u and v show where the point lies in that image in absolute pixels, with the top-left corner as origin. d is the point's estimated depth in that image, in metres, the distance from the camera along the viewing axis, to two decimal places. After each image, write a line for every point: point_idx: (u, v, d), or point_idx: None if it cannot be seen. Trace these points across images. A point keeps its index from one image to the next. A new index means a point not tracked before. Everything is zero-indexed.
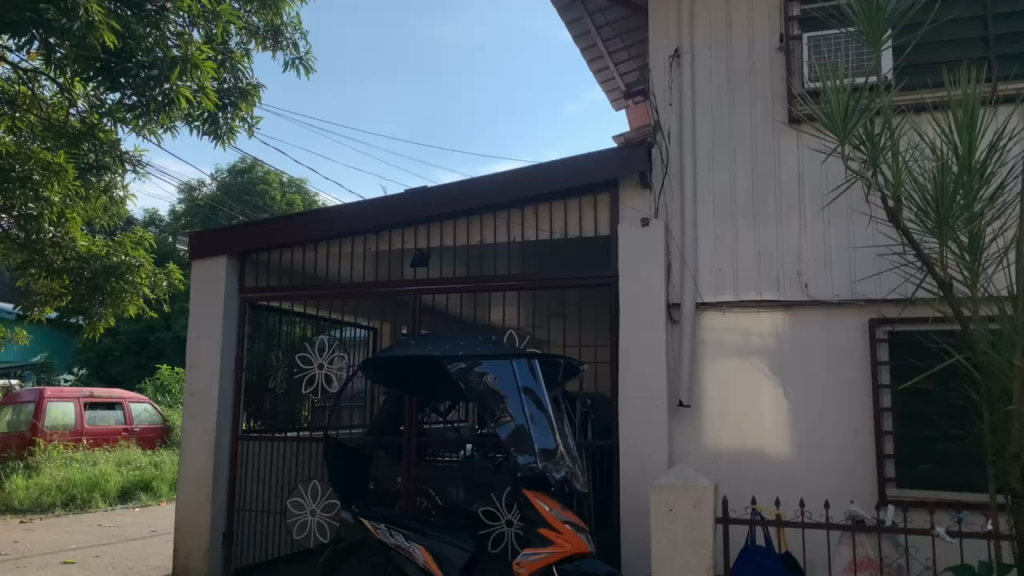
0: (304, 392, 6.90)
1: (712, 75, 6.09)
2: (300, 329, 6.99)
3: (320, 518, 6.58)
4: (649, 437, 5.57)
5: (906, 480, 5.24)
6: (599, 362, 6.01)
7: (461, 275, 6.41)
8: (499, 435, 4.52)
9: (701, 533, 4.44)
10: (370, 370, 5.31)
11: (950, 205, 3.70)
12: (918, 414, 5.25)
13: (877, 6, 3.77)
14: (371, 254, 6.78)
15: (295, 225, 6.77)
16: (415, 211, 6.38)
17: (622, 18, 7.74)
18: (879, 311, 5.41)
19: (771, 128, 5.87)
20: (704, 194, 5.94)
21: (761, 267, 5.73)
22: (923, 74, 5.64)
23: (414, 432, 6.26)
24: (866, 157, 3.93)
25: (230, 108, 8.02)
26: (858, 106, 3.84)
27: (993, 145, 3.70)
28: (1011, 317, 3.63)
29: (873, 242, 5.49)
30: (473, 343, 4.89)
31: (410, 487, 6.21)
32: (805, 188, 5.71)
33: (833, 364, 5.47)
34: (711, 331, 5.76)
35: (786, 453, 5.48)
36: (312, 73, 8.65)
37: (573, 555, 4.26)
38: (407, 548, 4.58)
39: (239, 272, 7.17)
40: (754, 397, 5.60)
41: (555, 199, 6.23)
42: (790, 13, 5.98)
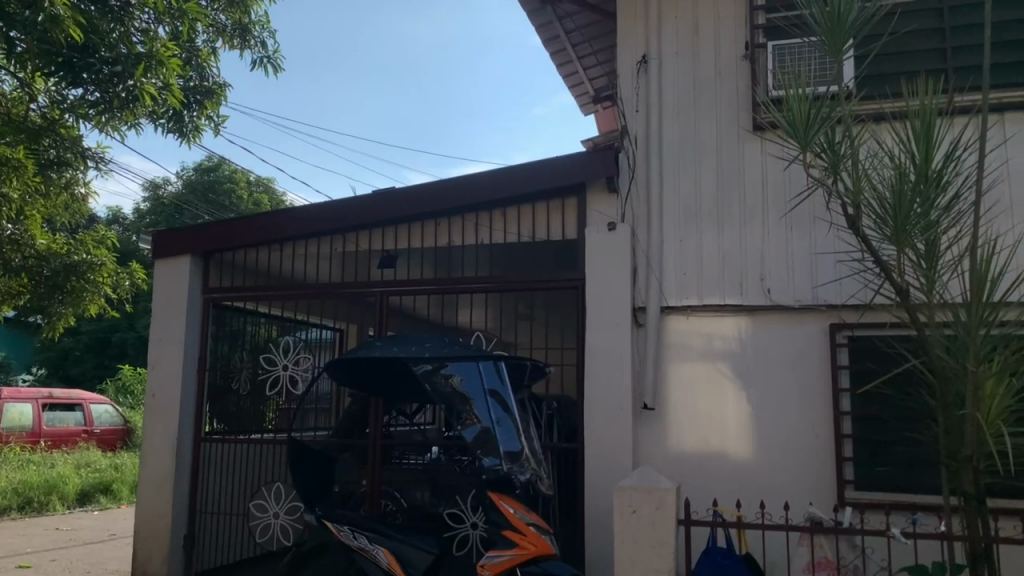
0: (268, 394, 6.84)
1: (679, 81, 6.16)
2: (265, 329, 6.91)
3: (284, 520, 6.58)
4: (614, 439, 5.62)
5: (863, 482, 5.34)
6: (565, 364, 6.04)
7: (429, 277, 6.39)
8: (464, 437, 4.52)
9: (663, 535, 4.48)
10: (334, 371, 5.28)
11: (908, 212, 3.80)
12: (875, 417, 5.37)
13: (840, 16, 3.94)
14: (338, 255, 6.74)
15: (261, 224, 6.71)
16: (383, 213, 6.36)
17: (591, 23, 7.80)
18: (839, 316, 5.51)
19: (736, 135, 5.95)
20: (670, 199, 6.00)
21: (725, 271, 5.80)
22: (883, 83, 5.75)
23: (379, 435, 6.22)
24: (827, 164, 4.04)
25: (196, 106, 7.93)
26: (820, 114, 3.96)
27: (950, 155, 3.81)
28: (965, 323, 3.74)
29: (834, 248, 5.59)
30: (440, 345, 4.86)
31: (374, 490, 6.15)
32: (768, 194, 5.80)
33: (794, 367, 5.56)
34: (676, 334, 5.82)
35: (748, 455, 5.56)
36: (280, 73, 8.59)
37: (537, 557, 4.26)
38: (370, 550, 4.57)
39: (203, 272, 7.07)
40: (718, 400, 5.66)
41: (523, 202, 6.26)
42: (755, 21, 6.08)
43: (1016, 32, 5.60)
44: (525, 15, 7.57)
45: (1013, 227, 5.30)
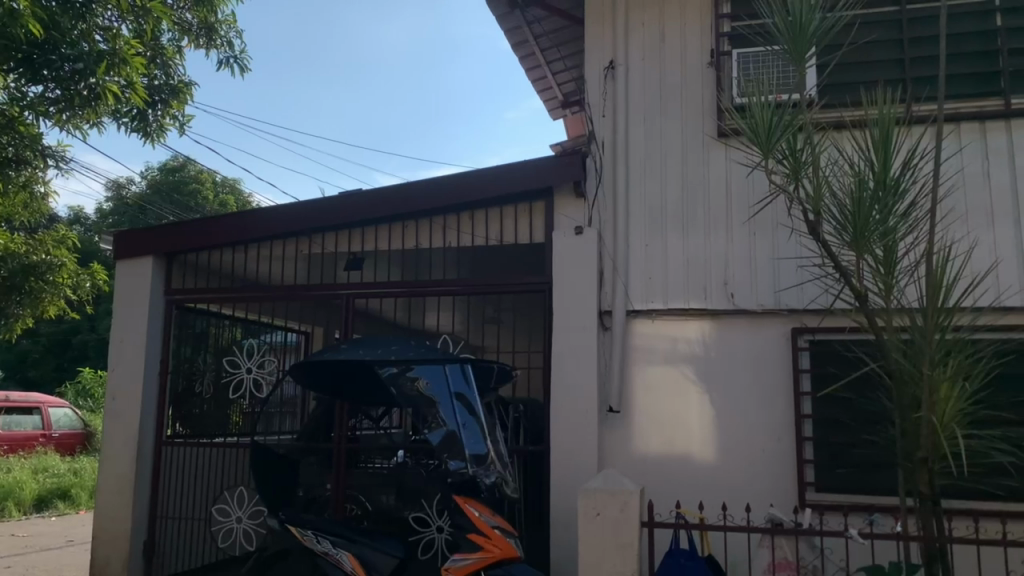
0: (232, 398, 6.79)
1: (646, 87, 6.22)
2: (230, 333, 6.89)
3: (246, 525, 6.55)
4: (580, 441, 5.64)
5: (823, 484, 5.43)
6: (531, 367, 6.06)
7: (396, 281, 6.37)
8: (430, 441, 4.54)
9: (627, 537, 4.51)
10: (298, 374, 5.24)
11: (867, 218, 3.89)
12: (835, 420, 5.46)
13: (800, 25, 4.07)
14: (304, 256, 6.68)
15: (225, 225, 6.63)
16: (349, 215, 6.33)
17: (559, 28, 7.84)
18: (800, 320, 5.60)
19: (701, 141, 6.02)
20: (636, 203, 6.06)
21: (690, 275, 5.86)
22: (843, 92, 5.86)
23: (343, 440, 6.20)
24: (788, 171, 4.12)
25: (160, 105, 7.83)
26: (781, 121, 4.06)
27: (907, 164, 3.90)
28: (922, 327, 3.82)
29: (796, 253, 5.68)
30: (405, 348, 4.84)
31: (339, 494, 6.14)
32: (732, 199, 5.88)
33: (757, 370, 5.63)
34: (641, 337, 5.87)
35: (711, 457, 5.62)
36: (246, 73, 8.52)
37: (502, 559, 4.26)
38: (335, 555, 4.54)
39: (165, 272, 6.96)
40: (682, 403, 5.72)
41: (491, 205, 6.26)
42: (720, 29, 6.17)
43: (970, 45, 5.74)
44: (494, 19, 7.57)
45: (967, 234, 5.43)
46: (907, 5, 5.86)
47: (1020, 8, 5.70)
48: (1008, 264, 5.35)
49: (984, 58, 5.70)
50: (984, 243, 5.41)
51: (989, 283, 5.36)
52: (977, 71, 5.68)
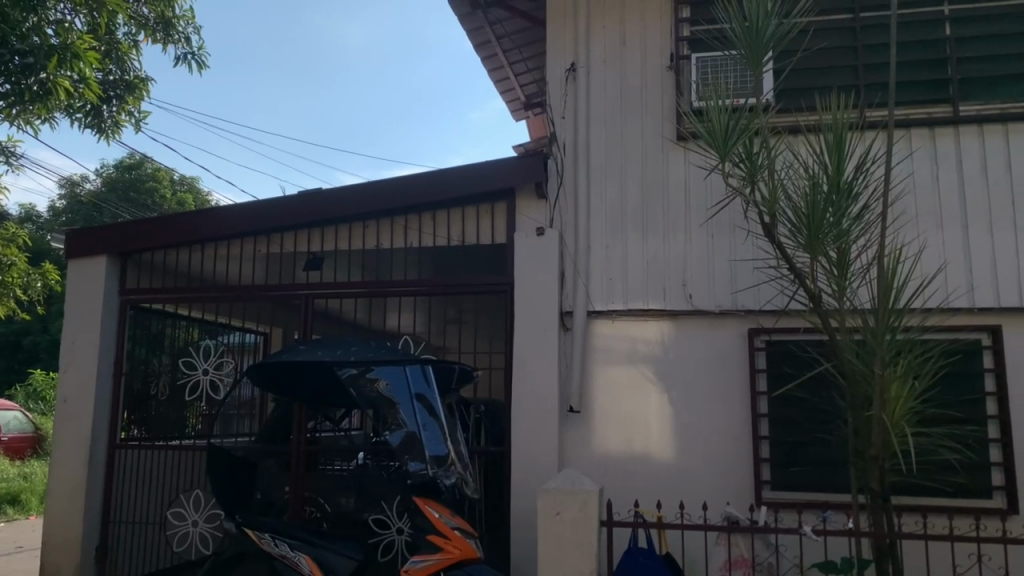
0: (188, 399, 6.69)
1: (607, 90, 6.26)
2: (186, 333, 6.75)
3: (203, 529, 6.35)
4: (540, 442, 5.66)
5: (778, 482, 5.52)
6: (493, 368, 6.04)
7: (357, 281, 6.33)
8: (390, 443, 4.48)
9: (585, 536, 4.54)
10: (256, 376, 5.19)
11: (821, 221, 3.98)
12: (790, 420, 5.55)
13: (757, 30, 4.18)
14: (263, 256, 6.60)
15: (182, 224, 6.51)
16: (309, 215, 6.27)
17: (521, 30, 7.87)
18: (757, 321, 5.69)
19: (660, 144, 6.08)
20: (597, 205, 6.11)
21: (650, 277, 5.91)
22: (798, 97, 5.97)
23: (302, 441, 6.24)
24: (745, 174, 4.20)
25: (115, 100, 7.69)
26: (738, 125, 4.14)
27: (860, 167, 4.00)
28: (873, 328, 3.90)
29: (752, 255, 5.77)
30: (366, 349, 4.82)
31: (298, 496, 6.12)
32: (690, 201, 5.95)
33: (715, 371, 5.71)
34: (601, 338, 5.92)
35: (669, 456, 5.68)
36: (205, 69, 8.39)
37: (462, 560, 4.25)
38: (293, 558, 4.50)
39: (120, 272, 6.82)
40: (642, 402, 5.77)
41: (452, 205, 6.26)
42: (680, 33, 6.24)
43: (921, 53, 5.88)
44: (456, 19, 7.56)
45: (917, 236, 5.56)
46: (861, 13, 5.98)
47: (968, 18, 5.86)
48: (956, 265, 5.50)
49: (934, 66, 5.85)
50: (933, 246, 5.54)
51: (938, 284, 5.50)
52: (927, 78, 5.82)
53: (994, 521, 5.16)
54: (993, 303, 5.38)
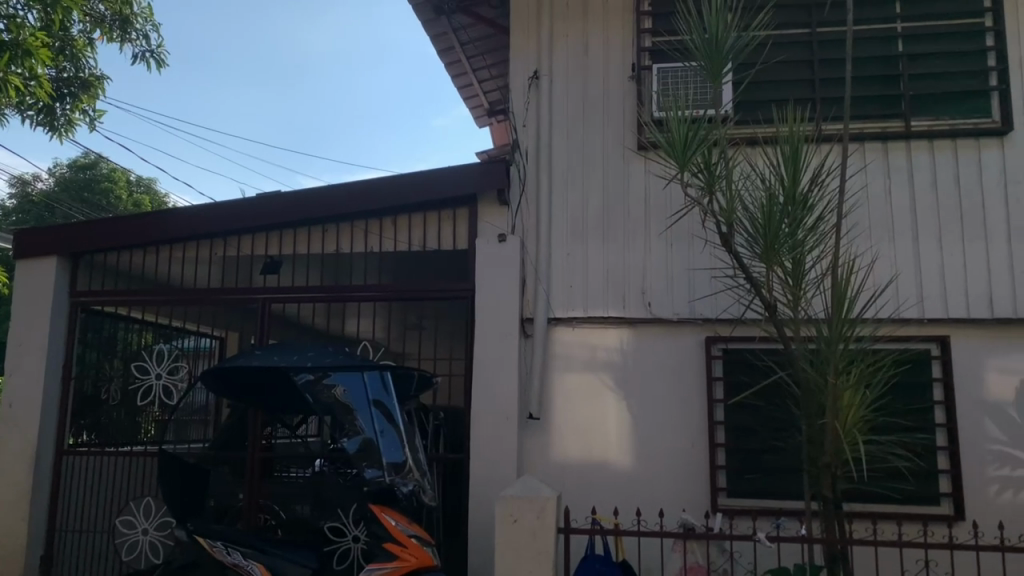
0: (140, 405, 6.51)
1: (569, 98, 6.30)
2: (139, 336, 6.59)
3: (153, 537, 6.17)
4: (499, 448, 5.64)
5: (733, 489, 5.58)
6: (453, 374, 6.02)
7: (316, 284, 6.26)
8: (347, 449, 4.46)
9: (542, 544, 4.53)
10: (210, 381, 5.08)
11: (777, 231, 4.06)
12: (745, 427, 5.61)
13: (717, 43, 4.26)
14: (220, 259, 6.50)
15: (136, 224, 6.38)
16: (267, 218, 6.18)
17: (484, 36, 7.88)
18: (714, 329, 5.76)
19: (621, 153, 6.13)
20: (559, 213, 6.12)
21: (610, 285, 5.95)
22: (756, 109, 6.07)
23: (258, 448, 6.08)
24: (703, 183, 4.27)
25: (69, 99, 7.52)
26: (697, 136, 4.21)
27: (815, 179, 4.09)
28: (827, 337, 3.98)
29: (710, 264, 5.84)
30: (323, 354, 4.76)
31: (252, 504, 5.99)
32: (650, 210, 6.00)
33: (673, 378, 5.76)
34: (561, 344, 5.94)
35: (626, 463, 5.72)
36: (163, 68, 8.26)
37: (419, 568, 4.20)
38: (245, 566, 4.43)
39: (71, 273, 6.65)
40: (601, 410, 5.80)
41: (414, 210, 6.22)
42: (642, 44, 6.28)
43: (874, 68, 6.01)
44: (420, 24, 7.55)
45: (870, 248, 5.69)
46: (818, 28, 6.07)
47: (920, 36, 6.00)
48: (907, 277, 5.62)
49: (887, 82, 5.99)
50: (885, 256, 5.67)
51: (890, 294, 5.62)
52: (880, 93, 5.96)
53: (941, 527, 5.28)
54: (941, 314, 5.52)
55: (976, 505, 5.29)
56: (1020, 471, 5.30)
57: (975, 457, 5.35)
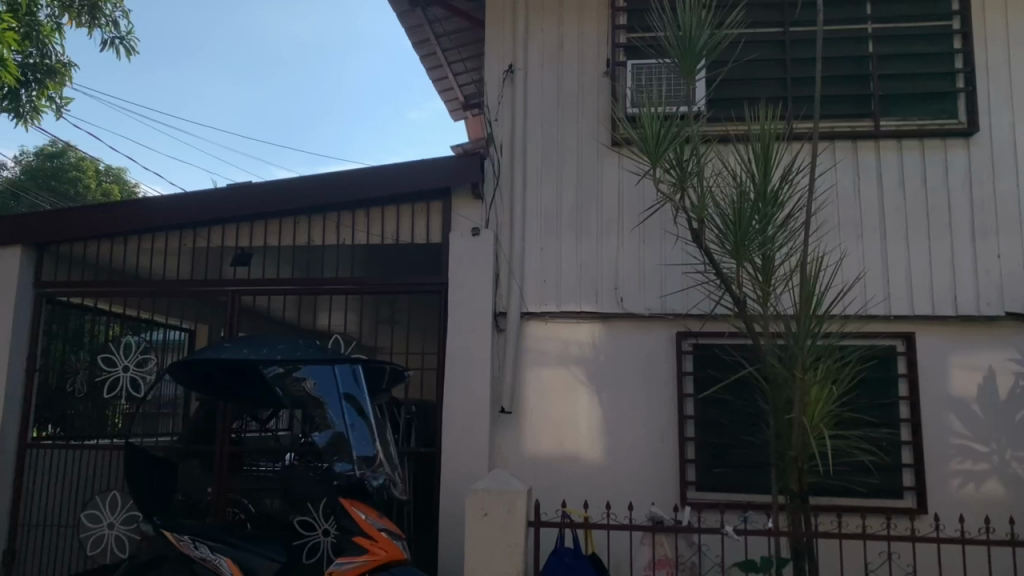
0: (107, 397, 6.41)
1: (544, 93, 6.30)
2: (106, 328, 6.48)
3: (119, 531, 6.16)
4: (471, 442, 5.64)
5: (702, 483, 5.63)
6: (425, 369, 6.00)
7: (287, 277, 6.21)
8: (316, 443, 4.44)
9: (512, 537, 4.54)
10: (178, 373, 5.03)
11: (747, 229, 4.11)
12: (714, 421, 5.66)
13: (691, 40, 4.28)
14: (189, 250, 6.42)
15: (103, 215, 6.26)
16: (238, 210, 6.11)
17: (460, 29, 7.84)
18: (685, 325, 5.80)
19: (595, 149, 6.14)
20: (533, 207, 6.12)
21: (583, 279, 5.96)
22: (728, 107, 6.11)
23: (225, 442, 5.99)
24: (675, 180, 4.30)
25: (35, 85, 7.38)
26: (669, 133, 4.24)
27: (786, 177, 4.14)
28: (795, 333, 4.03)
29: (681, 260, 5.88)
30: (294, 347, 4.72)
31: (220, 498, 5.91)
32: (623, 205, 6.03)
33: (644, 373, 5.79)
34: (534, 339, 5.96)
35: (597, 457, 5.75)
36: (133, 55, 8.11)
37: (389, 562, 4.18)
38: (213, 560, 4.38)
39: (35, 263, 6.54)
40: (572, 404, 5.83)
41: (387, 203, 6.20)
42: (616, 39, 6.30)
43: (845, 69, 6.08)
44: (395, 16, 7.49)
45: (838, 246, 5.76)
46: (791, 28, 6.13)
47: (890, 37, 6.07)
48: (874, 275, 5.70)
49: (857, 81, 6.06)
50: (853, 254, 5.75)
51: (857, 291, 5.70)
52: (851, 93, 6.03)
53: (904, 520, 5.37)
54: (907, 311, 5.61)
55: (938, 499, 5.40)
56: (982, 465, 5.42)
57: (938, 452, 5.45)
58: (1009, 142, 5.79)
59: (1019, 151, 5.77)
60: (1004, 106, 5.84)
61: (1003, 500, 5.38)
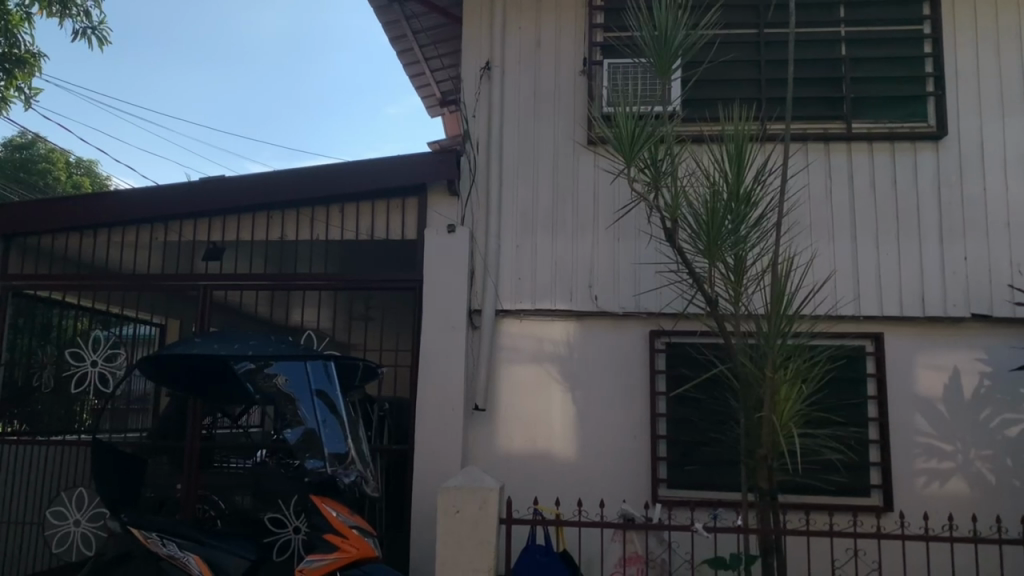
0: (75, 393, 6.30)
1: (520, 90, 6.30)
2: (75, 322, 6.39)
3: (85, 528, 6.02)
4: (443, 440, 5.63)
5: (674, 480, 5.67)
6: (399, 365, 5.98)
7: (260, 272, 6.15)
8: (288, 440, 4.42)
9: (484, 534, 4.54)
10: (146, 367, 4.95)
11: (720, 229, 4.15)
12: (686, 420, 5.70)
13: (667, 39, 4.30)
14: (160, 245, 6.34)
15: (71, 208, 6.15)
16: (209, 204, 6.03)
17: (438, 26, 7.81)
18: (658, 324, 5.83)
19: (571, 147, 6.16)
20: (508, 205, 6.12)
21: (558, 277, 5.97)
22: (702, 107, 6.15)
23: (196, 438, 5.94)
24: (649, 179, 4.33)
25: (3, 75, 7.27)
26: (644, 132, 4.26)
27: (758, 177, 4.18)
28: (766, 332, 4.08)
29: (655, 259, 5.91)
30: (266, 342, 4.65)
31: (189, 495, 5.87)
32: (598, 204, 6.05)
33: (617, 372, 5.82)
34: (508, 336, 5.96)
35: (570, 455, 5.76)
36: (105, 46, 7.99)
37: (359, 559, 4.15)
38: (181, 558, 4.32)
39: (2, 256, 6.43)
40: (545, 402, 5.84)
41: (361, 199, 6.17)
42: (593, 38, 6.31)
43: (818, 70, 6.15)
44: (372, 11, 7.45)
45: (809, 246, 5.82)
46: (765, 29, 6.17)
47: (864, 40, 6.14)
48: (844, 275, 5.77)
49: (830, 84, 6.13)
50: (824, 254, 5.82)
51: (828, 291, 5.77)
52: (824, 95, 6.10)
53: (870, 517, 5.45)
54: (876, 312, 5.69)
55: (904, 497, 5.48)
56: (947, 464, 5.51)
57: (905, 450, 5.53)
58: (976, 146, 5.89)
59: (986, 155, 5.87)
60: (972, 110, 5.94)
61: (966, 498, 5.47)
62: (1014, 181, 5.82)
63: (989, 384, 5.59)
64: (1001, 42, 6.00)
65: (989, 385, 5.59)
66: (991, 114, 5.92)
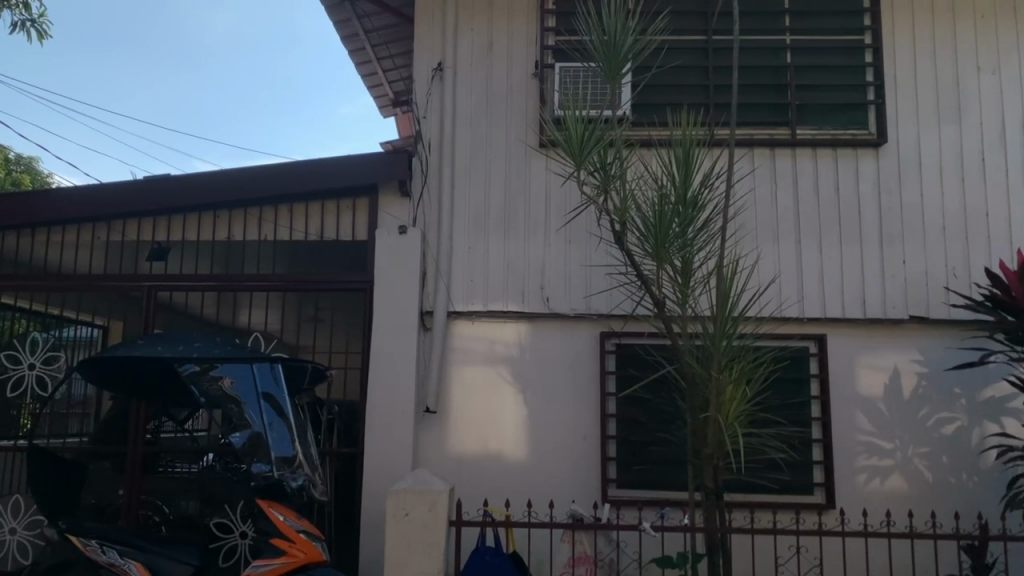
0: (11, 397, 6.12)
1: (472, 92, 6.30)
2: (12, 324, 6.18)
3: (22, 536, 5.85)
4: (393, 442, 5.60)
5: (622, 480, 5.73)
6: (349, 368, 5.94)
7: (205, 273, 6.05)
8: (233, 443, 4.34)
9: (433, 537, 4.53)
10: (85, 369, 4.80)
11: (667, 232, 4.22)
12: (634, 421, 5.76)
13: (615, 44, 4.35)
14: (102, 243, 6.17)
15: (7, 206, 5.94)
16: (152, 204, 5.89)
17: (390, 26, 7.77)
18: (607, 325, 5.89)
19: (522, 149, 6.18)
20: (460, 206, 6.12)
21: (509, 279, 5.99)
22: (651, 112, 6.24)
23: (139, 442, 5.81)
24: (598, 182, 4.37)
25: None
26: (593, 136, 4.31)
27: (705, 182, 4.26)
28: (711, 334, 4.15)
29: (605, 261, 5.96)
30: (211, 344, 4.56)
31: (132, 500, 5.73)
32: (550, 206, 6.08)
33: (567, 374, 5.86)
34: (459, 338, 5.95)
35: (520, 456, 5.78)
36: (46, 39, 7.75)
37: (307, 564, 4.10)
38: (121, 565, 4.22)
39: None
40: (496, 403, 5.85)
41: (311, 199, 6.10)
42: (545, 41, 6.34)
43: (763, 77, 6.28)
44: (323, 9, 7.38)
45: (755, 249, 5.94)
46: (714, 36, 6.28)
47: (807, 49, 6.29)
48: (788, 278, 5.91)
49: (776, 91, 6.26)
50: (770, 257, 5.94)
51: (773, 293, 5.89)
52: (771, 102, 6.23)
53: (812, 514, 5.59)
54: (819, 313, 5.83)
55: (845, 494, 5.63)
56: (886, 462, 5.67)
57: (846, 448, 5.68)
58: (914, 153, 6.07)
59: (923, 162, 6.06)
60: (909, 118, 6.12)
61: (903, 494, 5.64)
62: (949, 188, 6.02)
63: (925, 384, 5.77)
64: (937, 53, 6.20)
65: (926, 385, 5.77)
66: (928, 122, 6.11)
